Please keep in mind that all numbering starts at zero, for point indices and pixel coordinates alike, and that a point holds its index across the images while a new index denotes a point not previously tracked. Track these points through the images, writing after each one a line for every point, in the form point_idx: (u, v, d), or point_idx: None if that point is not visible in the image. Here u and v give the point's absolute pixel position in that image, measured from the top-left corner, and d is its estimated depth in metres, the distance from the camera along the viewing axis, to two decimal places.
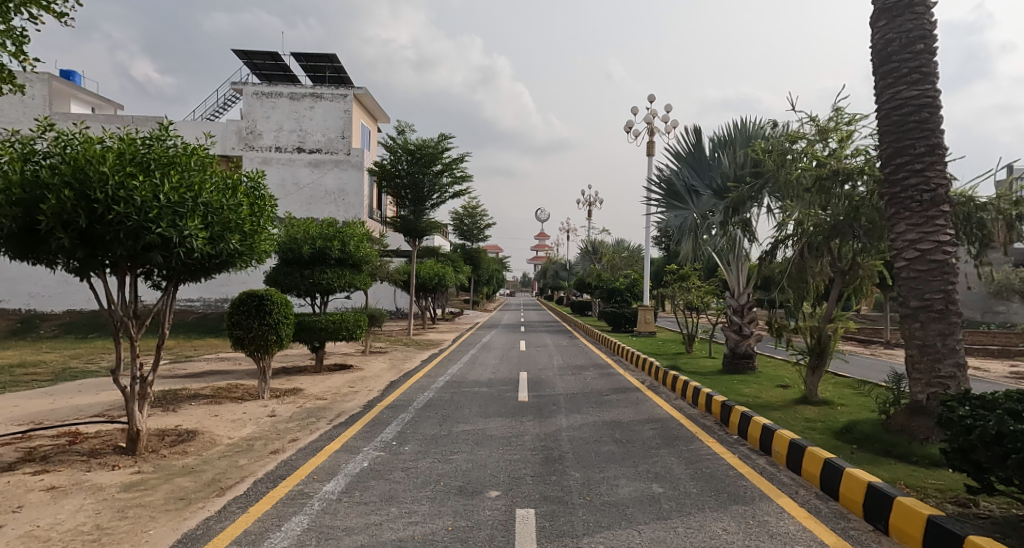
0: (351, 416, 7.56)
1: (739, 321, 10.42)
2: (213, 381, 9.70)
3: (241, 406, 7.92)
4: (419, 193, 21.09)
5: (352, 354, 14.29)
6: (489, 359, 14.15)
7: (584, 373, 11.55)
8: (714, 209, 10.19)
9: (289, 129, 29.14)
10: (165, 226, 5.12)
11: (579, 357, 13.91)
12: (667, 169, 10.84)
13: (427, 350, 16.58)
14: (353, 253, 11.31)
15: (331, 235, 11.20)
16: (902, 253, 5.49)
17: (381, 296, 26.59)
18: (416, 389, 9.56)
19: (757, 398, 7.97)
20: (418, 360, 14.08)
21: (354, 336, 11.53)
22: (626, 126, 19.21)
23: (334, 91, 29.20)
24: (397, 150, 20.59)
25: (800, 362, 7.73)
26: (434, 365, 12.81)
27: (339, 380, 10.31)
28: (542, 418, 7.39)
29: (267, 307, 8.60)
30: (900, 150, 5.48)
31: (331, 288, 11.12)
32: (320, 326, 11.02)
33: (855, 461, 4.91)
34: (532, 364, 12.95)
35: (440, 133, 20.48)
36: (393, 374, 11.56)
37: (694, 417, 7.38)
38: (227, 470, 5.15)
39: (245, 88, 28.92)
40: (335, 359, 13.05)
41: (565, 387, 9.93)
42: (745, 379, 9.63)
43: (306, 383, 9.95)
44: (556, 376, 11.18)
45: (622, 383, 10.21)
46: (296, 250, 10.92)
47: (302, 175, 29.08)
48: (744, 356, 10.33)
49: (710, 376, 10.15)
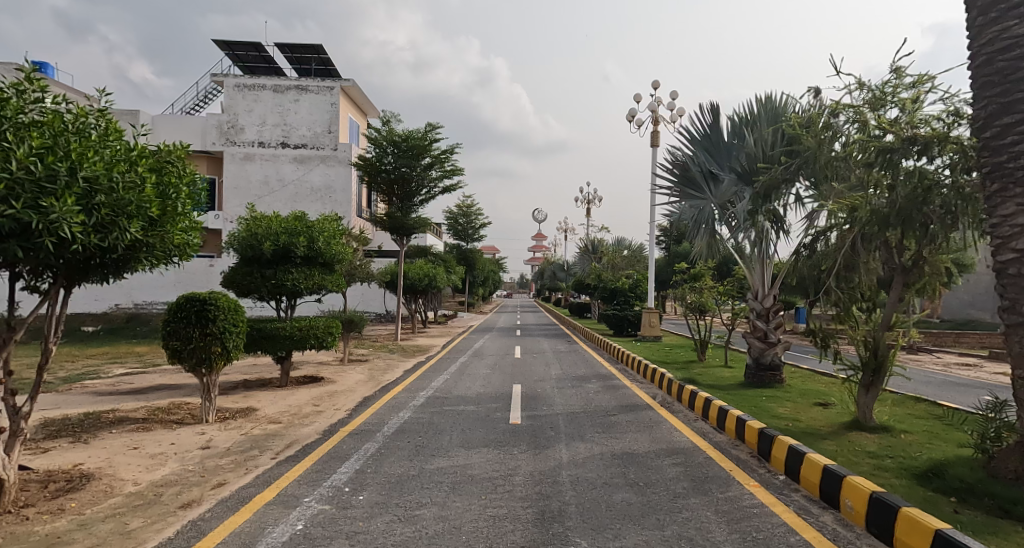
0: (304, 447, 6.19)
1: (764, 327, 9.08)
2: (154, 400, 8.31)
3: (173, 433, 6.53)
4: (407, 188, 19.77)
5: (328, 364, 12.91)
6: (480, 368, 12.80)
7: (586, 386, 10.22)
8: (736, 197, 8.90)
9: (273, 123, 27.74)
10: (22, 207, 3.76)
11: (579, 367, 12.53)
12: (681, 152, 9.53)
13: (414, 357, 15.25)
14: (322, 250, 9.97)
15: (298, 230, 9.83)
16: (1011, 242, 4.16)
17: (357, 298, 25.56)
18: (391, 408, 8.21)
19: (797, 421, 6.59)
20: (400, 370, 12.70)
21: (324, 344, 10.15)
22: (628, 116, 17.90)
23: (319, 83, 27.78)
24: (383, 142, 19.25)
25: (848, 379, 6.35)
26: (418, 376, 11.46)
27: (304, 397, 8.94)
28: (537, 448, 6.03)
29: (210, 312, 7.22)
30: (1008, 106, 4.17)
31: (297, 291, 9.76)
32: (284, 335, 9.64)
33: (969, 525, 3.56)
34: (527, 375, 11.59)
35: (429, 123, 19.14)
36: (368, 388, 10.18)
37: (724, 448, 6.00)
38: (105, 540, 3.75)
39: (226, 80, 27.47)
40: (307, 370, 11.69)
41: (564, 404, 8.57)
42: (774, 394, 8.26)
43: (264, 400, 8.59)
44: (554, 390, 9.83)
45: (630, 398, 8.84)
46: (256, 248, 9.53)
47: (286, 172, 27.71)
48: (770, 367, 8.98)
49: (730, 390, 8.80)
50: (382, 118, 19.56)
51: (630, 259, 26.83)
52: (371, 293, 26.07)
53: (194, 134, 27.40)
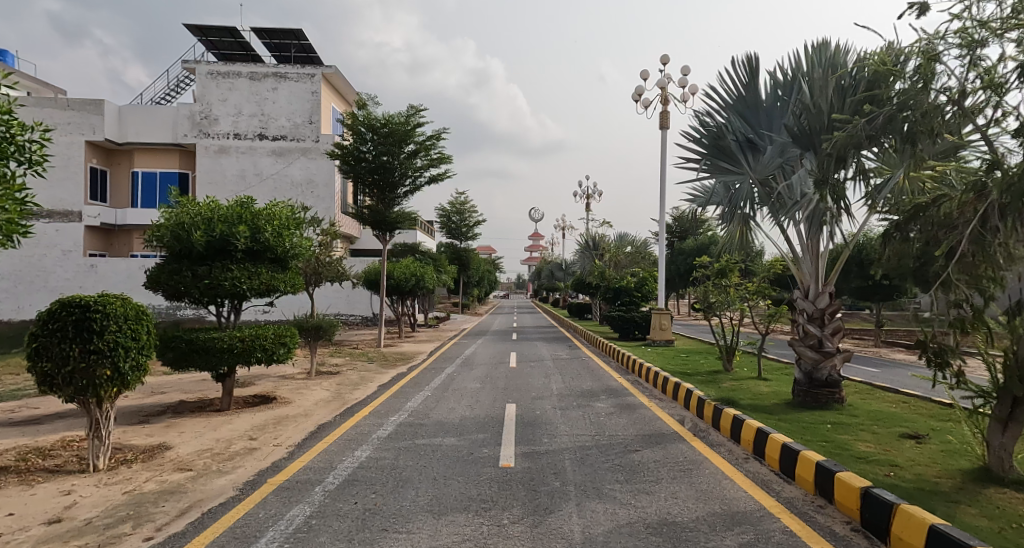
0: (204, 513, 4.34)
1: (818, 333, 7.27)
2: (42, 435, 6.41)
3: (28, 492, 4.65)
4: (389, 179, 18.00)
5: (290, 379, 11.03)
6: (468, 382, 10.95)
7: (596, 407, 8.37)
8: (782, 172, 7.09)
9: (249, 113, 25.88)
10: None
11: (585, 379, 10.68)
12: (712, 117, 7.65)
13: (394, 367, 13.41)
14: (270, 243, 8.15)
15: (240, 218, 8.01)
16: None
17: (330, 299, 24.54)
18: (348, 442, 6.35)
19: (900, 465, 4.73)
20: (375, 384, 10.86)
21: (275, 358, 8.27)
22: (635, 95, 16.11)
23: (299, 71, 26.02)
24: (360, 126, 17.46)
25: (974, 409, 4.54)
26: (393, 394, 9.61)
27: (241, 425, 7.07)
28: (537, 515, 4.22)
29: (93, 323, 5.32)
30: None
31: (238, 293, 7.93)
32: (221, 349, 7.73)
33: None
34: (523, 391, 9.78)
35: (410, 106, 17.57)
36: (330, 411, 8.34)
37: (813, 518, 4.13)
38: None
39: (198, 68, 25.62)
40: (261, 388, 9.82)
41: (570, 435, 6.73)
42: (839, 421, 6.40)
43: (187, 432, 6.71)
44: (557, 413, 7.98)
45: (654, 427, 7.00)
46: (185, 240, 7.64)
47: (264, 165, 25.88)
48: (827, 384, 7.18)
49: (781, 412, 6.99)
50: (359, 101, 17.80)
51: (634, 256, 24.98)
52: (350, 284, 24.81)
53: (164, 126, 25.46)
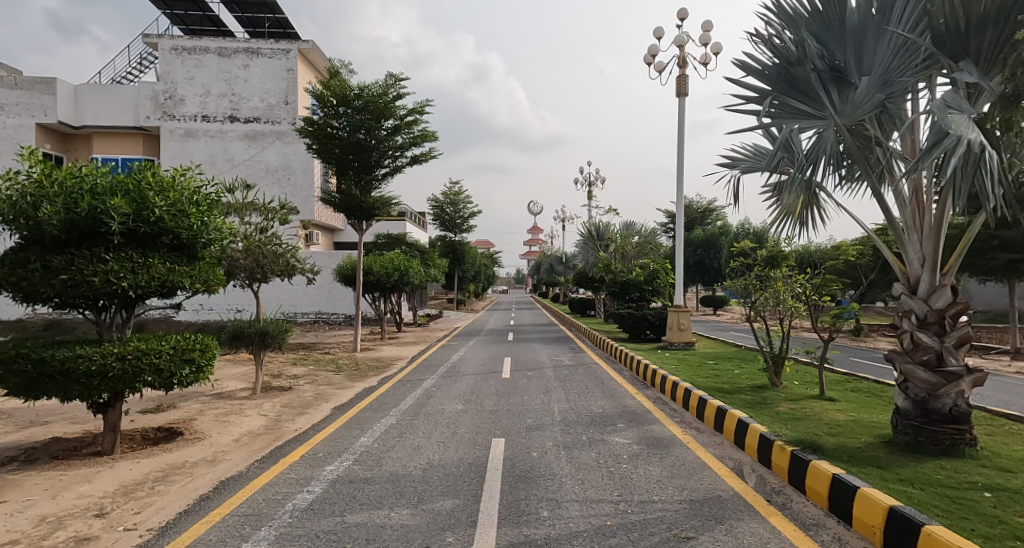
0: None
1: (935, 345, 5.03)
2: None
3: None
4: (365, 160, 15.77)
5: (225, 399, 8.83)
6: (448, 400, 8.71)
7: (616, 445, 6.13)
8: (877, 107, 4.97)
9: (218, 92, 23.59)
10: None
11: (595, 399, 8.46)
12: (780, 36, 5.30)
13: (364, 379, 11.18)
14: (166, 224, 5.92)
15: (118, 186, 5.74)
16: None
17: (298, 296, 23.53)
18: (240, 524, 4.11)
19: None
20: (330, 404, 8.66)
21: (175, 382, 6.05)
22: (648, 57, 13.88)
23: (272, 46, 23.69)
24: (332, 98, 15.24)
25: None
26: (347, 422, 7.40)
27: (100, 486, 4.84)
28: None
29: None
30: None
31: (116, 292, 5.71)
32: (89, 372, 5.49)
33: None
34: (517, 416, 7.57)
35: (389, 73, 15.35)
36: (253, 451, 6.13)
37: None
38: None
39: (162, 43, 23.33)
40: (176, 415, 7.59)
41: (583, 501, 4.52)
42: (1001, 482, 4.14)
43: (11, 499, 4.50)
44: (561, 457, 5.74)
45: (707, 487, 4.76)
46: (33, 218, 5.40)
47: (236, 150, 23.62)
48: (951, 419, 4.98)
49: (894, 459, 4.77)
50: (330, 68, 15.49)
51: (642, 246, 22.63)
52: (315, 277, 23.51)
53: (125, 107, 23.20)
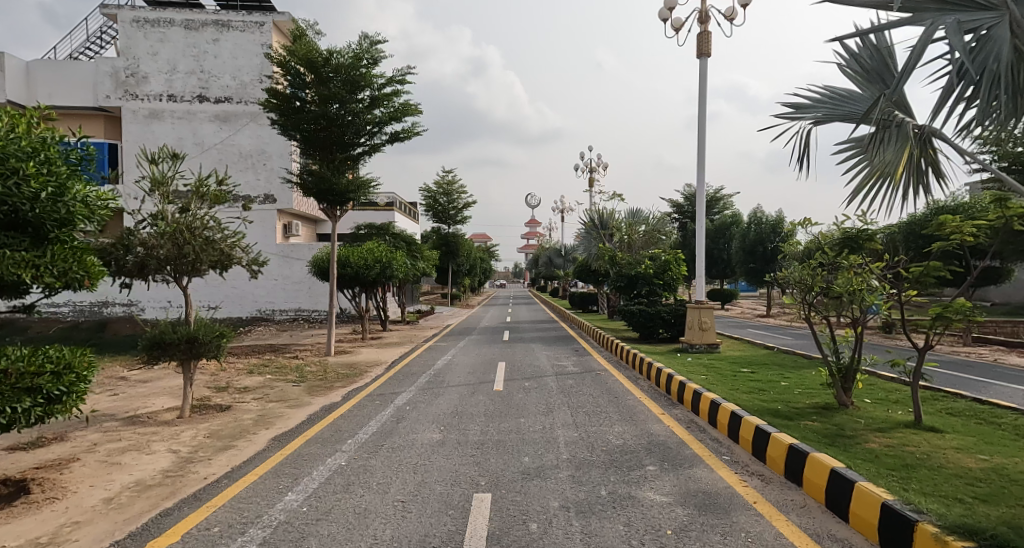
0: None
1: None
2: None
3: None
4: (338, 136, 13.82)
5: (139, 425, 6.90)
6: (422, 426, 6.79)
7: (652, 510, 4.19)
8: None
9: (185, 69, 21.54)
10: None
11: (613, 426, 6.53)
12: None
13: (328, 392, 9.23)
14: None
15: None
16: None
17: (276, 292, 21.63)
18: None
19: None
20: (270, 432, 6.73)
21: (8, 419, 4.15)
22: (663, 13, 11.93)
23: (244, 18, 21.65)
24: (296, 63, 13.26)
25: None
26: (281, 464, 5.47)
27: None
28: None
29: None
30: None
31: None
32: None
33: None
34: (510, 453, 5.65)
35: (364, 34, 13.38)
36: (122, 519, 4.20)
37: None
38: None
39: (122, 14, 21.29)
40: (52, 454, 5.65)
41: None
42: None
43: None
44: (572, 534, 3.83)
45: None
46: None
47: (205, 132, 21.57)
48: None
49: None
50: (295, 31, 13.53)
51: (650, 236, 20.68)
52: (293, 271, 21.58)
53: (83, 85, 21.18)
